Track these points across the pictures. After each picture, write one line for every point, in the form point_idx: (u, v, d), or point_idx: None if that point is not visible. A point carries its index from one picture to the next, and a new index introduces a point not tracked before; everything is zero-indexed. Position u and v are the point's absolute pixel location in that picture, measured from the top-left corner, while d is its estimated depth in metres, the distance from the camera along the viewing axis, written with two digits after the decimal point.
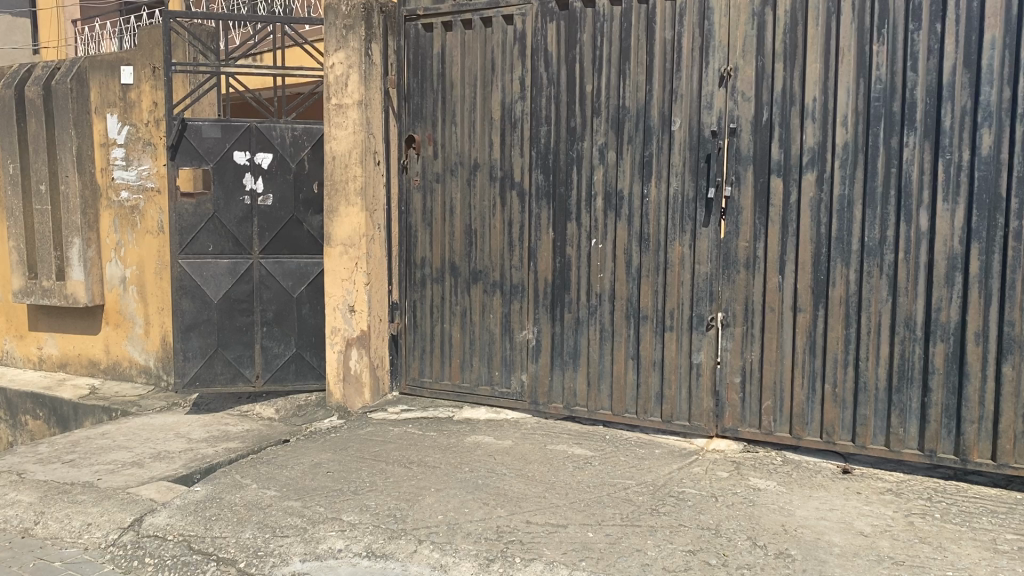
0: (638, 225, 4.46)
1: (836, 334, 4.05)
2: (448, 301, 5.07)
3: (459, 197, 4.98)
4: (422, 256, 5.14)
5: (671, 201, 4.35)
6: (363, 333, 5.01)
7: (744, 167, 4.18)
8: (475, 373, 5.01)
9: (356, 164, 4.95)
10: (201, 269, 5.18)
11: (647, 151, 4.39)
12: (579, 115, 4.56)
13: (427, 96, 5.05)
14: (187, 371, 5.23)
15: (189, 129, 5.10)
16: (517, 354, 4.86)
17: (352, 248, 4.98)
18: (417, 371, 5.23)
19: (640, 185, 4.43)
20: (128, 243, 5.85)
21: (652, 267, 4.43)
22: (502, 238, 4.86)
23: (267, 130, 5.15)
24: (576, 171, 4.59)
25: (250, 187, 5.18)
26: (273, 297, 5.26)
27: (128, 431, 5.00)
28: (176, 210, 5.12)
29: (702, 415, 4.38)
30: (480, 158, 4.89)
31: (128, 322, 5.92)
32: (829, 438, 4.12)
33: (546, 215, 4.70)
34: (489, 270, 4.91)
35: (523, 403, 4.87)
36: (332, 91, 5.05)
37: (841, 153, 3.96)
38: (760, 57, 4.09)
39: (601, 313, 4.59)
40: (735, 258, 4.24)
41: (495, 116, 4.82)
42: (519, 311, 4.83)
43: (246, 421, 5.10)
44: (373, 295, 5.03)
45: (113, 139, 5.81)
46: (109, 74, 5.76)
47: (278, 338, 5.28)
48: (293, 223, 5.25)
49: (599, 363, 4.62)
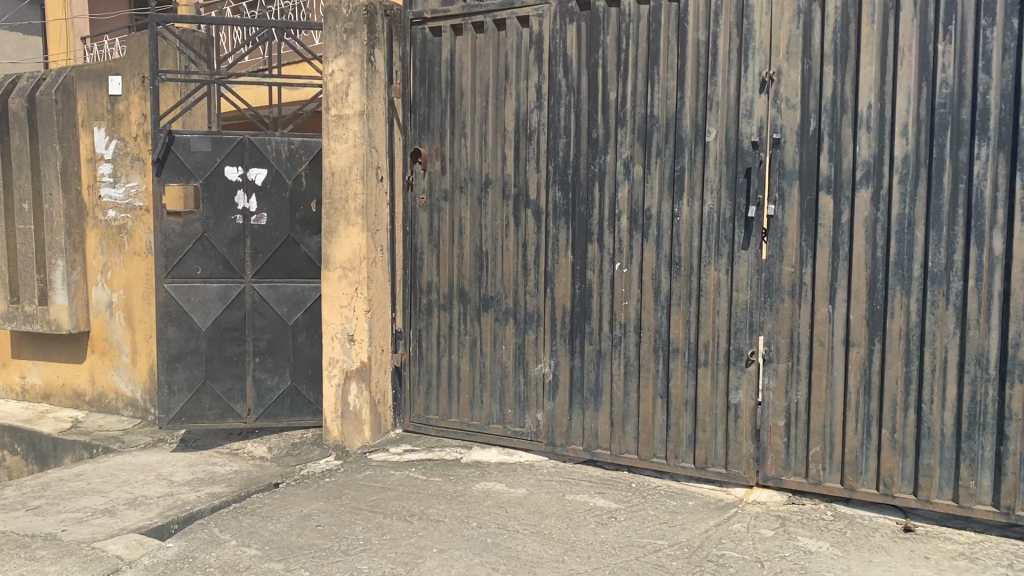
0: (668, 247, 3.99)
1: (894, 372, 3.56)
2: (456, 330, 4.61)
3: (469, 216, 4.53)
4: (429, 280, 4.69)
5: (705, 220, 3.89)
6: (363, 365, 4.56)
7: (789, 182, 3.71)
8: (486, 411, 4.53)
9: (356, 181, 4.51)
10: (188, 294, 4.74)
11: (678, 165, 3.93)
12: (602, 126, 4.11)
13: (435, 106, 4.62)
14: (173, 407, 4.77)
15: (177, 143, 4.69)
16: (532, 390, 4.39)
17: (352, 272, 4.54)
18: (422, 407, 4.75)
19: (670, 204, 3.97)
20: (115, 265, 5.44)
21: (684, 295, 3.96)
22: (516, 261, 4.40)
23: (261, 144, 4.73)
24: (599, 188, 4.14)
25: (242, 206, 4.75)
26: (267, 324, 4.81)
27: (106, 472, 4.56)
28: (162, 230, 4.70)
29: (741, 462, 3.89)
30: (492, 172, 4.44)
31: (115, 350, 5.51)
32: (886, 490, 3.61)
33: (565, 234, 4.24)
34: (501, 297, 4.45)
35: (538, 445, 4.38)
36: (330, 101, 4.62)
37: (901, 167, 3.48)
38: (807, 59, 3.64)
39: (627, 346, 4.11)
40: (778, 285, 3.76)
41: (508, 127, 4.37)
42: (535, 342, 4.36)
43: (234, 462, 4.65)
44: (375, 323, 4.58)
45: (100, 154, 5.42)
46: (97, 85, 5.39)
47: (272, 369, 4.83)
48: (290, 245, 4.82)
49: (623, 402, 4.14)
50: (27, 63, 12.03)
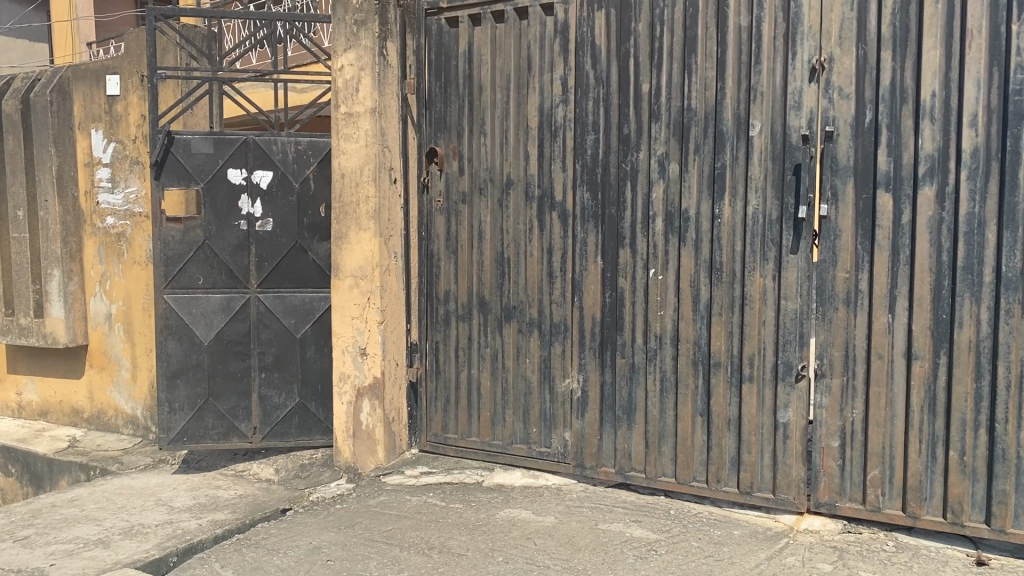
0: (708, 252, 3.66)
1: (963, 388, 3.21)
2: (476, 342, 4.28)
3: (489, 219, 4.20)
4: (446, 289, 4.37)
5: (749, 222, 3.56)
6: (376, 380, 4.24)
7: (842, 180, 3.38)
8: (508, 429, 4.20)
9: (368, 182, 4.20)
10: (189, 306, 4.44)
11: (719, 161, 3.61)
12: (633, 121, 3.79)
13: (452, 102, 4.30)
14: (173, 426, 4.47)
15: (177, 143, 4.39)
16: (559, 408, 4.05)
17: (363, 280, 4.23)
18: (440, 425, 4.42)
19: (709, 204, 3.64)
20: (113, 275, 5.15)
21: (727, 304, 3.63)
22: (540, 268, 4.08)
23: (266, 144, 4.43)
24: (631, 188, 3.81)
25: (246, 211, 4.45)
26: (273, 337, 4.49)
27: (101, 496, 4.25)
28: (161, 237, 4.39)
29: (791, 487, 3.55)
30: (514, 173, 4.12)
31: (114, 364, 5.22)
32: (955, 519, 3.26)
33: (594, 239, 3.91)
34: (525, 307, 4.12)
35: (566, 467, 4.04)
36: (340, 98, 4.31)
37: (969, 161, 3.14)
38: (861, 44, 3.31)
39: (663, 360, 3.78)
40: (831, 292, 3.43)
41: (531, 124, 4.05)
42: (561, 355, 4.03)
43: (239, 485, 4.33)
44: (388, 335, 4.26)
45: (98, 158, 5.15)
46: (94, 84, 5.11)
47: (279, 386, 4.51)
48: (297, 252, 4.50)
49: (659, 421, 3.80)
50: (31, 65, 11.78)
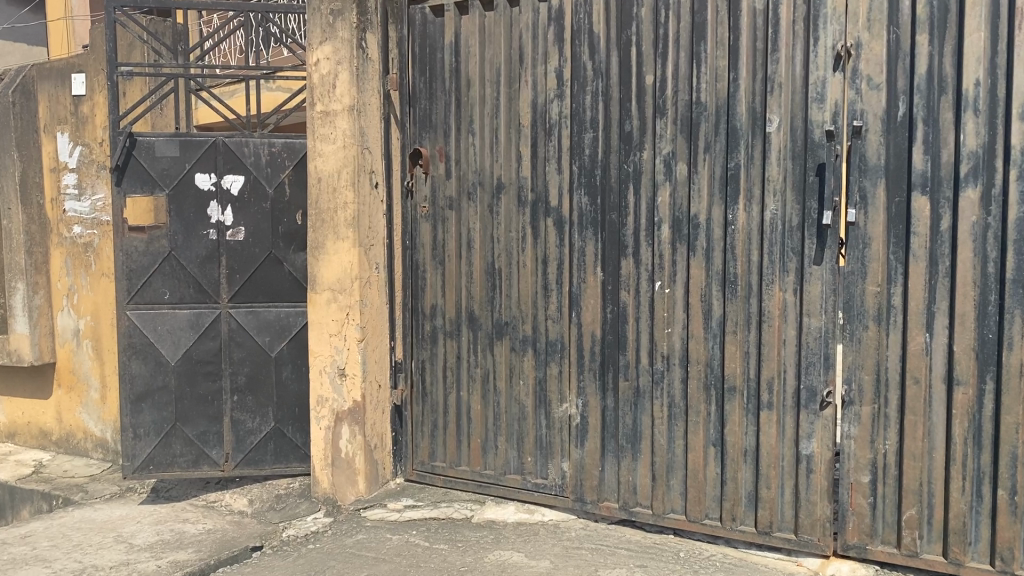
0: (720, 263, 3.27)
1: (1014, 419, 2.80)
2: (465, 362, 3.89)
3: (479, 226, 3.82)
4: (432, 302, 3.98)
5: (767, 229, 3.16)
6: (356, 404, 3.87)
7: (872, 181, 2.98)
8: (501, 457, 3.80)
9: (346, 187, 3.84)
10: (154, 322, 4.08)
11: (733, 161, 3.21)
12: (636, 116, 3.40)
13: (437, 99, 3.91)
14: (138, 454, 4.10)
15: (140, 146, 4.04)
16: (556, 435, 3.66)
17: (342, 295, 3.86)
18: (427, 452, 4.04)
19: (722, 209, 3.25)
20: (81, 289, 4.81)
21: (742, 320, 3.23)
22: (534, 280, 3.69)
23: (237, 146, 4.07)
24: (634, 192, 3.42)
25: (216, 218, 4.09)
26: (246, 356, 4.13)
27: (58, 531, 3.89)
28: (123, 247, 4.05)
29: (815, 527, 3.15)
30: (505, 176, 3.73)
31: (83, 384, 4.87)
32: (1004, 567, 2.85)
33: (593, 248, 3.53)
34: (518, 322, 3.73)
35: (564, 501, 3.65)
36: (315, 95, 3.93)
37: (1020, 159, 2.74)
38: (894, 27, 2.91)
39: (670, 383, 3.39)
40: (860, 308, 3.03)
41: (524, 121, 3.67)
42: (558, 377, 3.64)
43: (208, 519, 3.97)
44: (369, 354, 3.89)
45: (64, 162, 4.82)
46: (60, 84, 4.79)
47: (253, 409, 4.15)
48: (271, 263, 4.13)
49: (667, 451, 3.41)
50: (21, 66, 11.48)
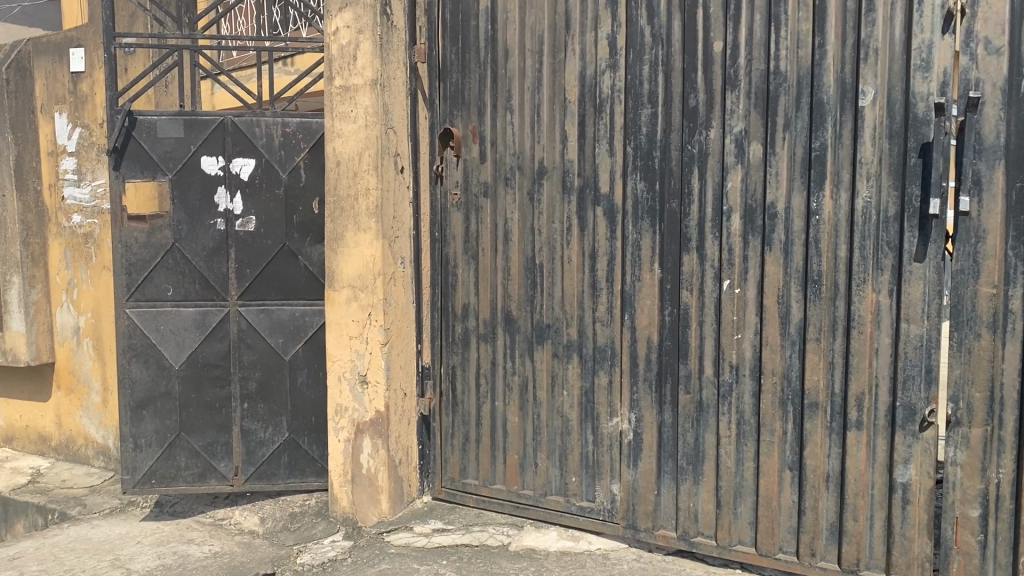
0: (801, 259, 2.82)
1: None
2: (500, 368, 3.47)
3: (517, 215, 3.38)
4: (464, 301, 3.56)
5: (859, 220, 2.71)
6: (378, 415, 3.46)
7: (989, 164, 2.52)
8: (541, 477, 3.38)
9: (367, 172, 3.41)
10: (157, 321, 3.69)
11: (817, 140, 2.76)
12: (702, 89, 2.95)
13: (471, 72, 3.47)
14: (139, 466, 3.72)
15: (140, 126, 3.63)
16: (605, 453, 3.23)
17: (363, 293, 3.45)
18: (457, 468, 3.62)
19: (803, 196, 2.80)
20: (81, 283, 4.43)
21: (826, 326, 2.79)
22: (580, 276, 3.25)
23: (247, 126, 3.66)
24: (699, 177, 2.97)
25: (225, 207, 3.68)
26: (257, 360, 3.73)
27: (49, 552, 3.51)
28: (122, 239, 3.65)
29: (912, 567, 2.70)
30: (547, 159, 3.29)
31: (83, 387, 4.50)
32: None
33: (650, 240, 3.09)
34: (561, 325, 3.30)
35: (614, 528, 3.23)
36: (334, 68, 3.52)
37: None
38: None
39: (740, 397, 2.95)
40: (971, 314, 2.58)
41: (570, 97, 3.22)
42: (608, 388, 3.21)
43: (214, 540, 3.58)
44: (393, 359, 3.47)
45: (62, 145, 4.43)
46: (57, 59, 4.40)
47: (264, 419, 3.75)
48: (285, 256, 3.72)
49: (735, 475, 2.98)
50: (31, 44, 11.12)
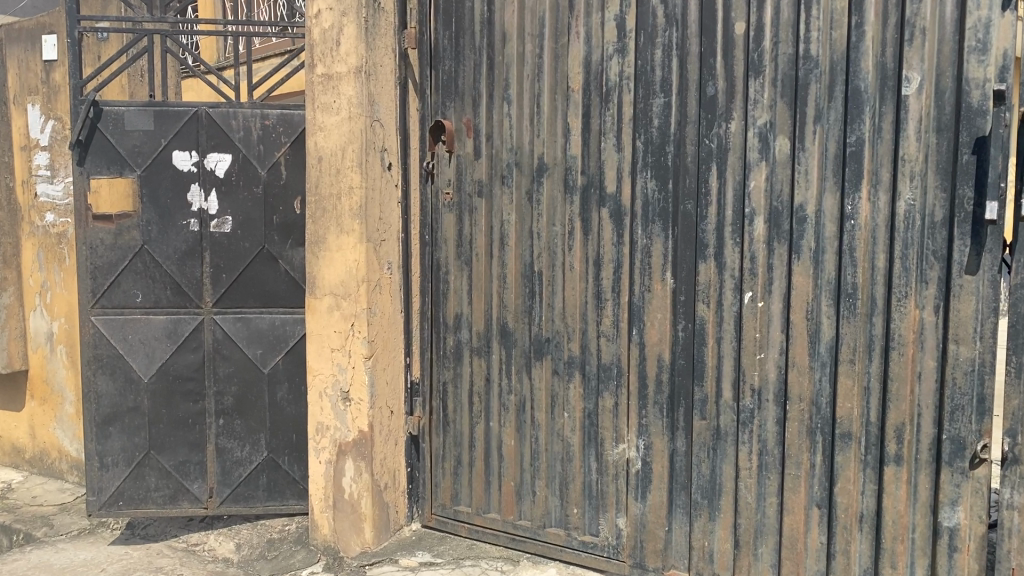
0: (833, 269, 2.47)
1: None
2: (496, 386, 3.14)
3: (514, 217, 3.05)
4: (457, 311, 3.23)
5: (901, 225, 2.36)
6: (361, 435, 3.15)
7: None
8: (540, 507, 3.05)
9: (351, 168, 3.10)
10: (124, 330, 3.40)
11: (853, 134, 2.42)
12: (722, 76, 2.61)
13: (465, 58, 3.13)
14: (106, 487, 3.43)
15: (106, 118, 3.34)
16: (610, 483, 2.90)
17: (346, 301, 3.14)
18: (448, 494, 3.30)
19: (837, 198, 2.46)
20: (54, 285, 4.15)
21: (861, 346, 2.44)
22: (583, 285, 2.92)
23: (222, 118, 3.36)
24: (718, 175, 2.64)
25: (198, 206, 3.38)
26: (233, 372, 3.43)
27: None
28: (87, 240, 3.36)
29: None
30: (547, 154, 2.96)
31: (56, 396, 4.22)
32: None
33: (661, 247, 2.75)
34: (563, 339, 2.97)
35: (620, 566, 2.90)
36: (316, 54, 3.20)
37: None
38: None
39: (762, 424, 2.61)
40: None
41: (573, 85, 2.89)
42: (614, 412, 2.88)
43: (185, 568, 3.29)
44: (379, 374, 3.16)
45: (35, 140, 4.15)
46: (29, 47, 4.13)
47: (241, 436, 3.45)
48: (264, 260, 3.42)
49: (755, 512, 2.64)
50: None
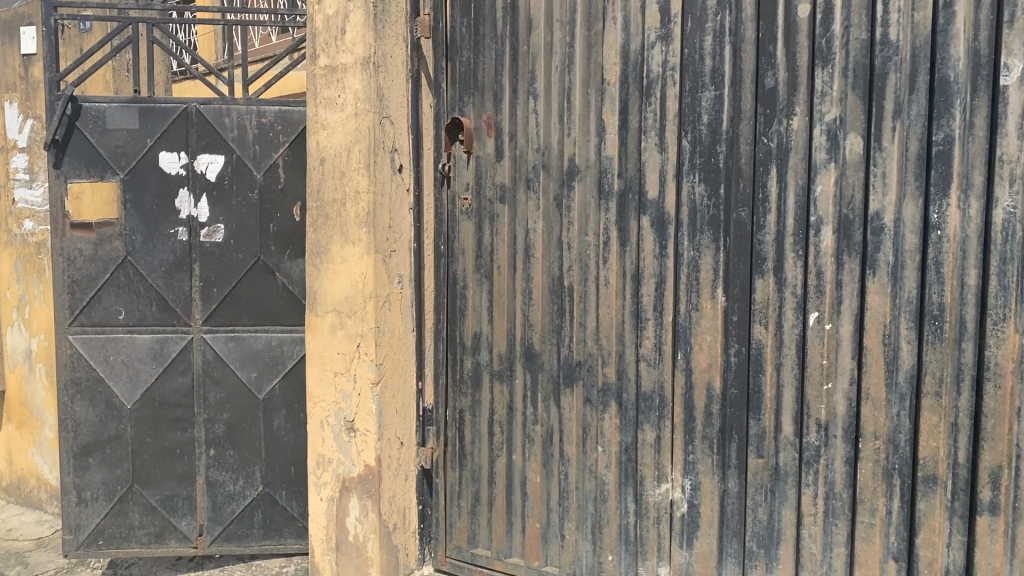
0: (916, 286, 2.14)
1: None
2: (519, 414, 2.81)
3: (540, 225, 2.72)
4: (475, 330, 2.90)
5: (998, 236, 2.03)
6: (368, 470, 2.81)
7: None
8: (569, 552, 2.72)
9: (357, 171, 2.78)
10: (105, 351, 3.06)
11: (941, 130, 2.08)
12: (783, 65, 2.28)
13: (485, 47, 2.81)
14: (85, 525, 3.09)
15: (86, 115, 3.01)
16: (651, 528, 2.57)
17: (352, 319, 2.81)
18: (464, 535, 2.96)
19: (920, 205, 2.13)
20: (32, 299, 3.82)
21: (950, 376, 2.11)
22: (620, 303, 2.58)
23: (214, 116, 3.03)
24: (778, 178, 2.30)
25: (187, 212, 3.06)
26: (225, 397, 3.10)
27: None
28: (64, 251, 3.03)
29: None
30: (579, 155, 2.63)
31: (34, 420, 3.89)
32: None
33: (711, 260, 2.42)
34: (596, 363, 2.64)
35: None
36: (319, 45, 2.89)
37: None
38: None
39: (829, 464, 2.28)
40: None
41: (609, 78, 2.56)
42: (656, 447, 2.54)
43: None
44: (388, 401, 2.82)
45: (12, 140, 3.82)
46: (9, 42, 3.84)
47: (234, 468, 3.11)
48: (259, 272, 3.09)
49: (821, 565, 2.31)
50: None
